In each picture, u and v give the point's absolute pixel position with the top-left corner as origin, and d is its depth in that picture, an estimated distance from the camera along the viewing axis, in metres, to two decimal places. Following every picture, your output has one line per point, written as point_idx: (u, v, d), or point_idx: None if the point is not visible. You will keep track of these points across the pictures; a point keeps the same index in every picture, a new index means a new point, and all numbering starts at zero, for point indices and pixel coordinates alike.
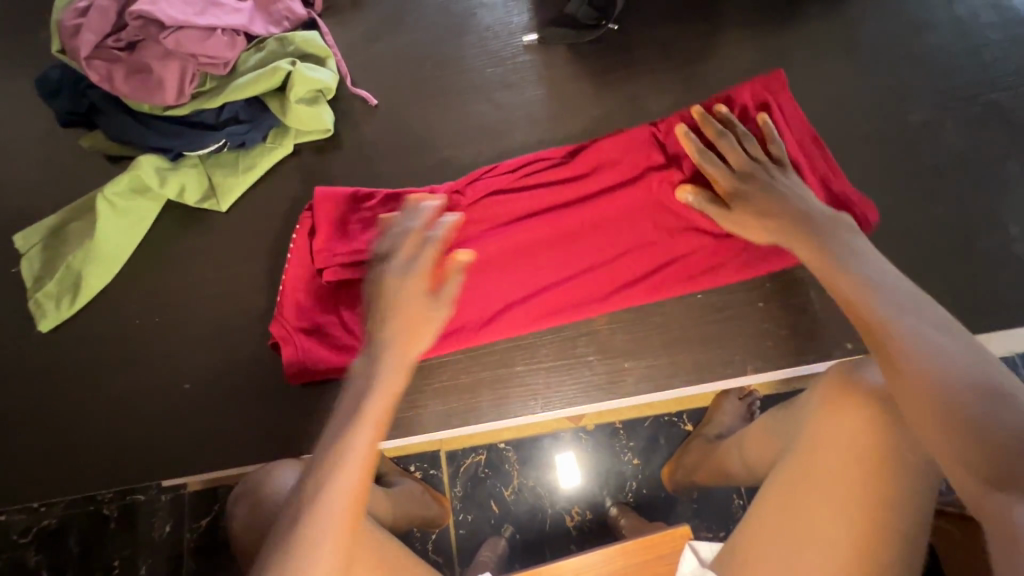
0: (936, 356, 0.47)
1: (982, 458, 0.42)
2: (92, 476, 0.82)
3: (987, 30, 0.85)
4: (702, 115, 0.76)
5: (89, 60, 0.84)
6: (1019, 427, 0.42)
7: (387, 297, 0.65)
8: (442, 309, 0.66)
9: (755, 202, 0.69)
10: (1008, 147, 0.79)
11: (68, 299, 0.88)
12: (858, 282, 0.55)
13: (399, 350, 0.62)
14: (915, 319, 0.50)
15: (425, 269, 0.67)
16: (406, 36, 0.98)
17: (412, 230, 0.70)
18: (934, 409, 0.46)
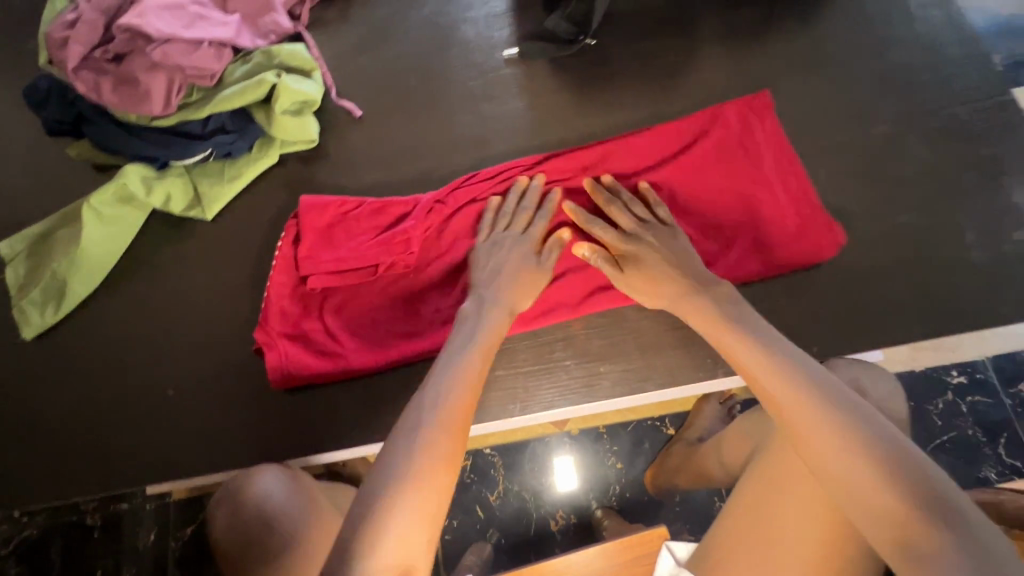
0: (825, 422, 0.55)
1: (905, 518, 0.49)
2: (74, 483, 0.83)
3: (946, 48, 0.89)
4: (591, 184, 0.81)
5: (77, 71, 0.86)
6: (899, 474, 0.50)
7: (512, 262, 0.77)
8: (544, 277, 0.78)
9: (647, 266, 0.74)
10: (967, 159, 0.83)
11: (53, 306, 0.89)
12: (771, 359, 0.61)
13: (477, 347, 0.69)
14: (831, 392, 0.57)
15: (534, 238, 0.79)
16: (391, 49, 1.00)
17: (524, 209, 0.81)
18: (865, 478, 0.52)
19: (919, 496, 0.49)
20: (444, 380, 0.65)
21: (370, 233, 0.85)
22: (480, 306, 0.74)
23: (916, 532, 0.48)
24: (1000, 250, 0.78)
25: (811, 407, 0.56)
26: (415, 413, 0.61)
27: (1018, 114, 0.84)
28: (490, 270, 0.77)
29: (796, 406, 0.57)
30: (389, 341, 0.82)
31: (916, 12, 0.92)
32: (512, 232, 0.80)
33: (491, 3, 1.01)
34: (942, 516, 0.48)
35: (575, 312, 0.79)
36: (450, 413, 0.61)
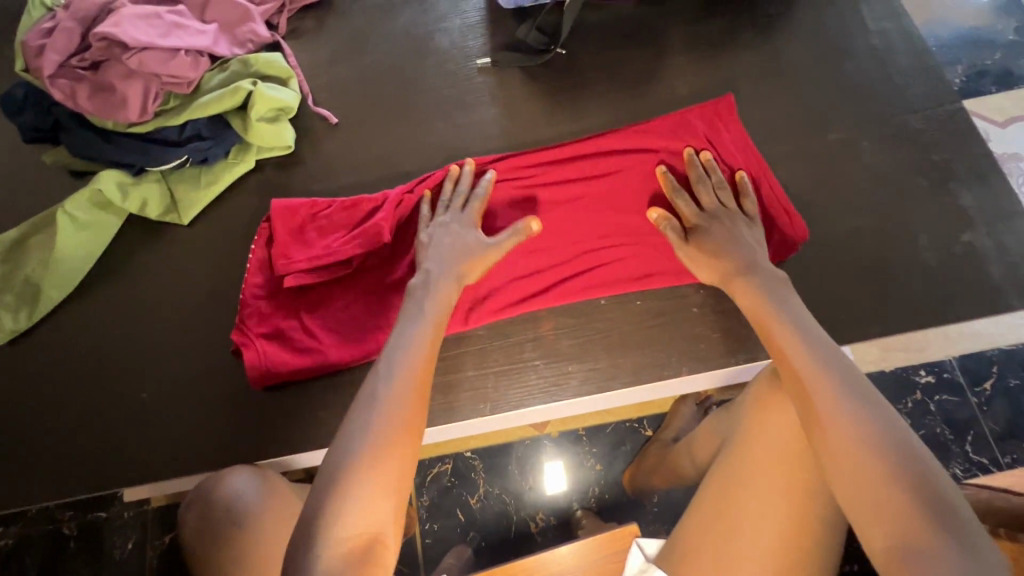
0: (853, 415, 0.55)
1: (902, 517, 0.49)
2: (44, 487, 0.83)
3: (898, 58, 0.93)
4: (688, 157, 0.83)
5: (53, 79, 0.87)
6: (909, 478, 0.51)
7: (457, 239, 0.79)
8: (499, 252, 0.79)
9: (707, 242, 0.76)
10: (919, 163, 0.86)
11: (26, 311, 0.89)
12: (808, 349, 0.62)
13: (430, 321, 0.71)
14: (851, 389, 0.57)
15: (473, 215, 0.81)
16: (368, 57, 1.03)
17: (461, 194, 0.84)
18: (866, 475, 0.52)
19: (920, 496, 0.50)
20: (398, 357, 0.65)
21: (343, 232, 0.86)
22: (431, 281, 0.75)
23: (911, 531, 0.48)
24: (950, 252, 0.81)
25: (829, 399, 0.57)
26: (370, 391, 0.62)
27: (967, 123, 0.88)
28: (431, 249, 0.79)
29: (824, 397, 0.57)
30: (365, 332, 0.83)
31: (871, 25, 0.96)
32: (453, 214, 0.82)
33: (466, 13, 1.04)
34: (941, 519, 0.48)
35: (550, 303, 0.82)
36: (405, 387, 0.62)
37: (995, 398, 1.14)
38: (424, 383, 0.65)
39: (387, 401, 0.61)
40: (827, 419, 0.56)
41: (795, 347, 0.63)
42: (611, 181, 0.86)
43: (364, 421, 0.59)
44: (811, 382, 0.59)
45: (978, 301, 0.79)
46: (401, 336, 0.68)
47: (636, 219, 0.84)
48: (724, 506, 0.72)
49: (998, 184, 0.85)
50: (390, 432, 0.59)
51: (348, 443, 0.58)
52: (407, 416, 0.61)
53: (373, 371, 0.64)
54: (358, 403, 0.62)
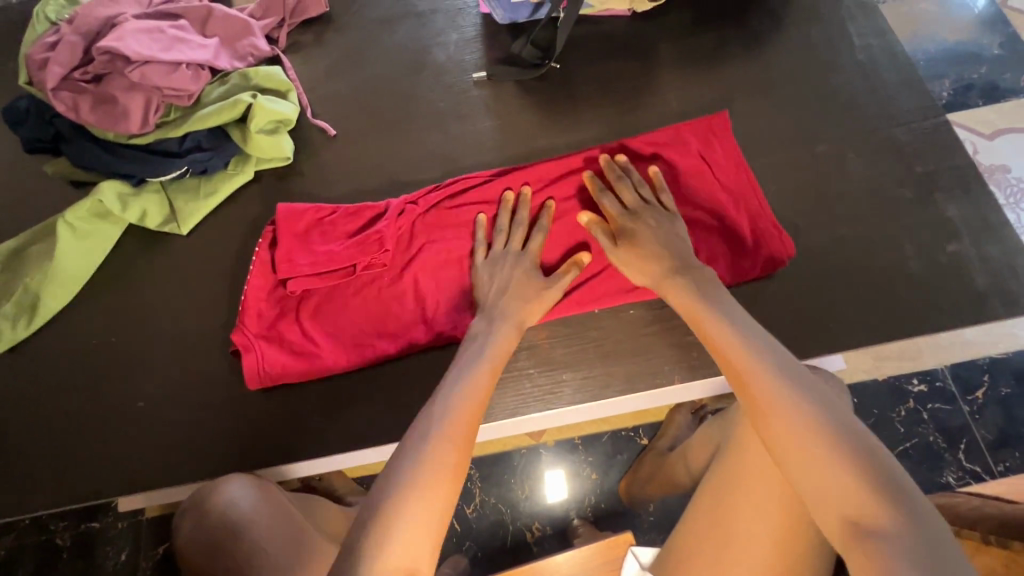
0: (794, 402, 0.56)
1: (853, 495, 0.50)
2: (39, 497, 0.83)
3: (884, 73, 0.96)
4: (607, 162, 0.85)
5: (55, 91, 0.88)
6: (853, 457, 0.52)
7: (520, 276, 0.80)
8: (552, 295, 0.80)
9: (639, 243, 0.78)
10: (905, 175, 0.88)
11: (23, 320, 0.89)
12: (742, 342, 0.63)
13: (488, 362, 0.71)
14: (785, 374, 0.59)
15: (533, 253, 0.82)
16: (366, 70, 1.05)
17: (519, 225, 0.84)
18: (813, 458, 0.53)
19: (865, 471, 0.51)
20: (453, 395, 0.66)
21: (345, 238, 0.87)
22: (492, 323, 0.76)
23: (865, 506, 0.49)
24: (936, 261, 0.83)
25: (768, 389, 0.58)
26: (426, 425, 0.63)
27: (950, 135, 0.90)
28: (496, 286, 0.79)
29: (765, 386, 0.58)
30: (363, 338, 0.84)
31: (856, 40, 0.99)
32: (513, 251, 0.82)
33: (462, 28, 1.06)
34: (892, 497, 0.49)
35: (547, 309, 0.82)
36: (457, 424, 0.63)
37: (987, 406, 1.16)
38: (474, 419, 0.65)
39: (437, 436, 0.61)
40: (772, 411, 0.57)
41: (730, 342, 0.64)
42: (609, 191, 0.87)
43: (412, 455, 0.59)
44: (750, 375, 0.60)
45: (964, 309, 0.80)
46: (458, 376, 0.69)
47: None
48: (719, 512, 0.73)
49: (981, 194, 0.87)
50: (439, 467, 0.59)
51: (398, 475, 0.58)
52: (456, 454, 0.61)
53: (430, 408, 0.65)
54: (412, 435, 0.62)
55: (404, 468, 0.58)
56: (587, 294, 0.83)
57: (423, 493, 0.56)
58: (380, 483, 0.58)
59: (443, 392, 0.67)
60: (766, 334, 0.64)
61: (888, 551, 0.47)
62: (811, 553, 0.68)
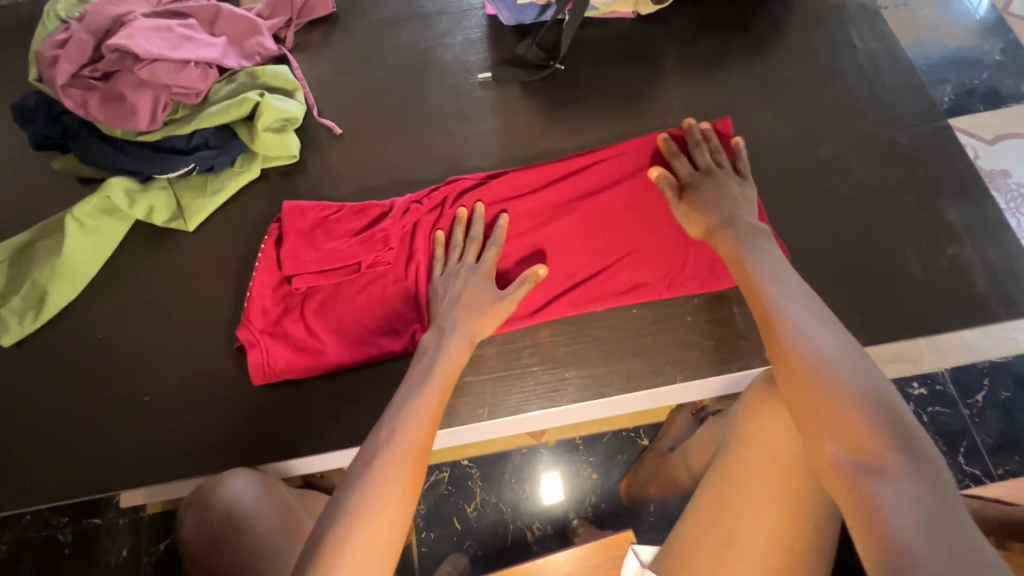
0: (815, 340, 0.56)
1: (857, 433, 0.49)
2: (44, 490, 0.83)
3: (885, 77, 0.97)
4: (688, 125, 0.87)
5: (65, 88, 0.89)
6: (868, 394, 0.51)
7: (472, 292, 0.79)
8: (509, 305, 0.79)
9: (700, 197, 0.79)
10: (906, 178, 0.89)
11: (30, 315, 0.90)
12: (776, 287, 0.64)
13: (436, 380, 0.71)
14: (809, 318, 0.59)
15: (488, 266, 0.81)
16: (372, 70, 1.06)
17: (474, 240, 0.84)
18: (818, 395, 0.53)
19: (871, 409, 0.50)
20: (400, 417, 0.66)
21: (349, 236, 0.88)
22: (441, 340, 0.75)
23: (865, 444, 0.48)
24: (936, 263, 0.84)
25: (785, 330, 0.58)
26: (368, 455, 0.62)
27: (951, 139, 0.91)
28: (447, 304, 0.79)
29: (784, 328, 0.59)
30: (366, 335, 0.85)
31: (858, 44, 1.00)
32: (467, 262, 0.82)
33: (468, 30, 1.07)
34: (898, 438, 0.48)
35: (548, 310, 0.83)
36: (402, 447, 0.62)
37: (987, 410, 1.16)
38: (424, 439, 0.65)
39: (381, 461, 0.61)
40: (789, 344, 0.57)
41: (763, 288, 0.65)
42: (612, 192, 0.88)
43: (354, 487, 0.59)
44: (776, 313, 0.60)
45: (964, 312, 0.81)
46: (404, 398, 0.69)
47: (634, 228, 0.86)
48: (720, 512, 0.74)
49: (981, 197, 0.87)
50: (381, 493, 0.58)
51: (338, 509, 0.58)
52: (402, 476, 0.60)
53: (374, 436, 0.65)
54: (354, 467, 0.62)
55: (346, 500, 0.58)
56: (590, 293, 0.84)
57: (366, 521, 0.56)
58: (323, 519, 0.58)
59: (388, 416, 0.67)
60: (802, 283, 0.65)
61: (878, 489, 0.45)
62: (807, 549, 0.69)
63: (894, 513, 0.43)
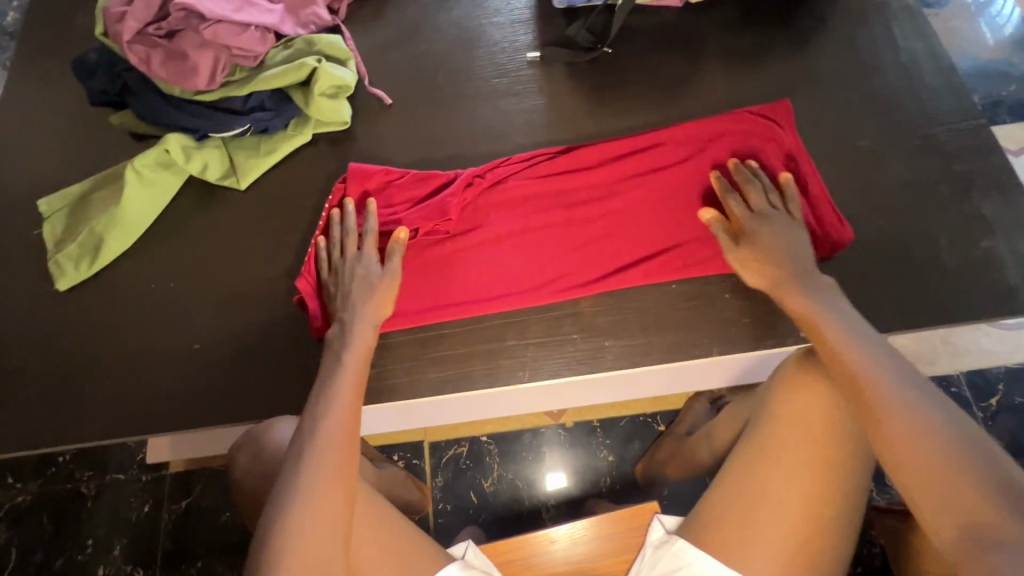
0: (915, 409, 0.60)
1: (973, 506, 0.54)
2: (92, 429, 0.86)
3: (926, 75, 0.99)
4: (735, 164, 0.86)
5: (130, 44, 0.92)
6: (979, 465, 0.55)
7: (361, 284, 0.81)
8: (395, 284, 0.82)
9: (761, 248, 0.79)
10: (943, 173, 0.91)
11: (86, 261, 0.93)
12: (857, 347, 0.66)
13: (352, 370, 0.74)
14: (908, 385, 0.62)
15: (369, 253, 0.84)
16: (422, 45, 1.08)
17: (350, 233, 0.85)
18: (934, 475, 0.57)
19: (986, 481, 0.54)
20: (319, 419, 0.69)
21: (410, 203, 0.91)
22: (347, 333, 0.77)
23: (986, 518, 0.53)
24: (970, 255, 0.86)
25: (887, 404, 0.61)
26: (294, 459, 0.66)
27: (989, 138, 0.93)
28: (341, 300, 0.81)
29: (887, 403, 0.61)
30: (424, 299, 0.87)
31: (900, 42, 1.02)
32: (351, 253, 0.84)
33: (516, 10, 1.09)
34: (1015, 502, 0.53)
35: (601, 286, 0.86)
36: (331, 444, 0.67)
37: (1001, 413, 1.19)
38: (352, 429, 0.70)
39: (312, 461, 0.66)
40: (891, 415, 0.60)
41: (851, 348, 0.66)
42: (667, 174, 0.91)
43: (290, 492, 0.64)
44: (869, 380, 0.63)
45: (994, 303, 0.83)
46: (321, 395, 0.71)
47: (688, 212, 0.88)
48: (749, 481, 0.76)
49: (1018, 195, 0.89)
50: (321, 487, 0.64)
51: (283, 510, 0.63)
52: (337, 468, 0.66)
53: (297, 440, 0.68)
54: (286, 469, 0.66)
55: (284, 500, 0.64)
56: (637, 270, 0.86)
57: (310, 515, 0.63)
58: (265, 521, 0.63)
59: (308, 417, 0.70)
60: (883, 340, 0.67)
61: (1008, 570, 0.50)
62: (832, 522, 0.72)
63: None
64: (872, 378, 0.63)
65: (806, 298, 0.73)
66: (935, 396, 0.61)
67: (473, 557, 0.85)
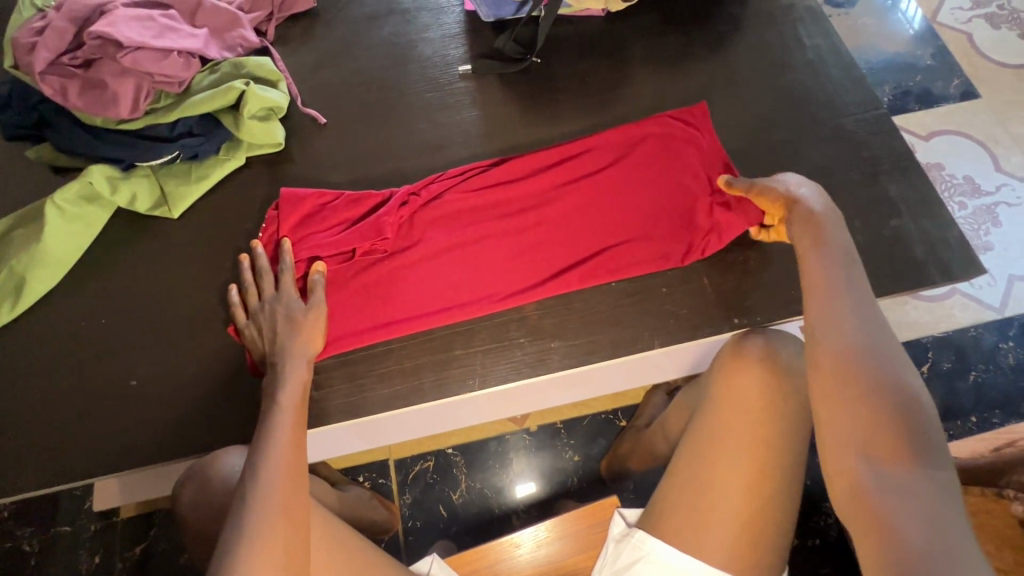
0: (869, 362, 0.62)
1: (886, 456, 0.58)
2: (22, 480, 0.81)
3: (832, 71, 1.06)
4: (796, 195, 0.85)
5: (43, 75, 0.88)
6: (906, 425, 0.58)
7: (284, 322, 0.81)
8: (322, 318, 0.82)
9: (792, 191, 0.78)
10: (852, 160, 0.98)
11: (7, 303, 0.88)
12: (839, 294, 0.67)
13: (289, 409, 0.73)
14: (873, 342, 0.63)
15: (287, 290, 0.83)
16: (355, 62, 1.09)
17: (265, 274, 0.85)
18: (857, 419, 0.60)
19: (910, 437, 0.58)
20: (260, 461, 0.67)
21: (346, 223, 0.91)
22: (280, 373, 0.76)
23: (893, 468, 0.57)
24: (881, 234, 0.93)
25: (846, 348, 0.63)
26: (241, 506, 0.65)
27: (891, 125, 1.01)
28: (270, 344, 0.80)
29: (854, 359, 0.62)
30: (365, 318, 0.87)
31: (807, 41, 1.09)
32: (269, 295, 0.84)
33: (446, 25, 1.11)
34: (926, 465, 0.57)
35: (542, 292, 0.88)
36: (275, 485, 0.66)
37: (931, 380, 1.28)
38: (296, 466, 0.69)
39: (259, 503, 0.65)
40: (844, 358, 0.63)
41: (832, 291, 0.67)
42: (595, 178, 0.95)
43: (239, 539, 0.63)
44: (835, 324, 0.65)
45: (906, 277, 0.90)
46: (261, 438, 0.70)
47: (618, 215, 0.92)
48: (697, 470, 0.79)
49: (919, 176, 0.97)
50: (269, 528, 0.63)
51: (227, 555, 0.62)
52: (283, 506, 0.65)
53: (240, 488, 0.66)
54: (232, 518, 0.65)
55: (231, 548, 0.62)
56: (576, 273, 0.89)
57: (258, 558, 0.62)
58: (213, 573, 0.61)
59: (250, 463, 0.68)
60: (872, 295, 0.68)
61: (895, 509, 0.55)
62: (776, 500, 0.75)
63: (906, 530, 0.53)
64: (850, 332, 0.64)
65: (813, 235, 0.73)
66: (897, 360, 0.63)
67: (438, 570, 0.86)
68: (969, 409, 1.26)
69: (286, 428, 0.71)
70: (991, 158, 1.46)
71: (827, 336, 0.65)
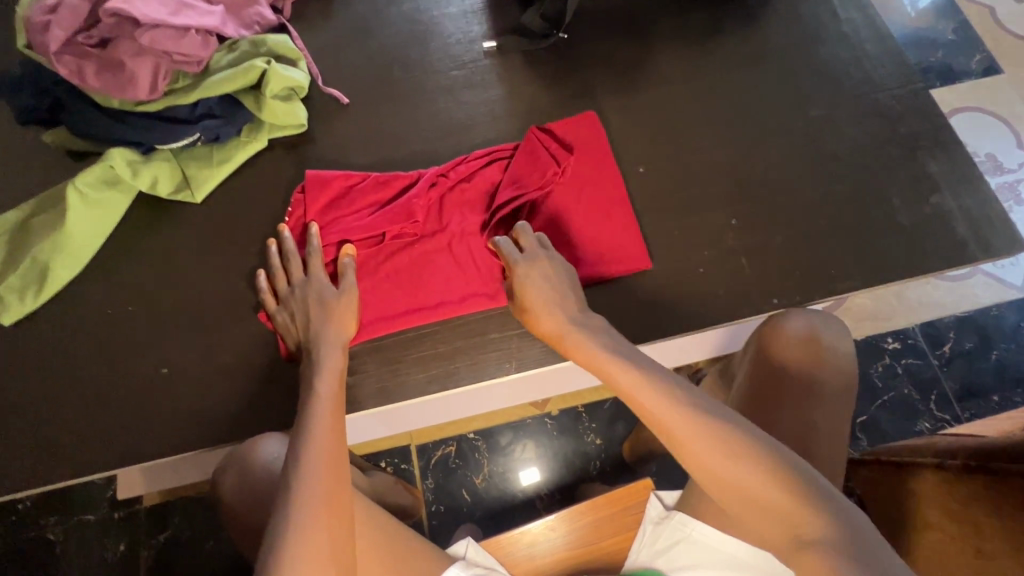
0: (713, 436, 0.59)
1: (791, 520, 0.56)
2: (54, 470, 0.80)
3: (866, 43, 1.03)
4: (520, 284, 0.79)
5: (58, 55, 0.85)
6: (786, 478, 0.57)
7: (317, 308, 0.79)
8: (354, 302, 0.81)
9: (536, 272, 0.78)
10: (888, 136, 0.96)
11: (32, 292, 0.87)
12: (648, 378, 0.65)
13: (327, 397, 0.72)
14: (702, 412, 0.61)
15: (317, 275, 0.82)
16: (375, 40, 1.06)
17: (292, 258, 0.84)
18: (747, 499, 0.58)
19: (796, 488, 0.56)
20: (300, 451, 0.66)
21: (374, 206, 0.89)
22: (317, 361, 0.75)
23: (805, 527, 0.55)
24: (921, 212, 0.91)
25: (689, 437, 0.60)
26: (284, 494, 0.64)
27: (927, 100, 0.98)
28: (304, 330, 0.79)
29: (712, 443, 0.59)
30: (397, 303, 0.85)
31: (841, 14, 1.06)
32: (298, 280, 0.82)
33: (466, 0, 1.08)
34: (822, 507, 0.55)
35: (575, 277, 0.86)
36: (319, 475, 0.65)
37: (954, 360, 1.27)
38: (338, 454, 0.68)
39: (302, 494, 0.64)
40: (693, 448, 0.60)
41: (639, 382, 0.65)
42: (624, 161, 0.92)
43: (284, 530, 0.62)
44: (664, 417, 0.62)
45: (946, 255, 0.88)
46: (301, 426, 0.69)
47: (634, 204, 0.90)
48: None
49: (957, 152, 0.95)
50: (314, 517, 0.62)
51: (273, 547, 0.61)
52: (326, 494, 0.64)
53: (283, 479, 0.65)
54: (276, 507, 0.64)
55: (278, 537, 0.61)
56: (609, 257, 0.87)
57: (304, 548, 0.61)
58: (261, 563, 0.61)
59: (290, 453, 0.67)
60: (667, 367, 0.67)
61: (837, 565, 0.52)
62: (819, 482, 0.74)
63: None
64: (693, 412, 0.61)
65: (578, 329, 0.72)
66: (728, 410, 0.62)
67: (475, 554, 0.83)
68: (991, 388, 1.25)
69: (325, 417, 0.70)
70: (1013, 135, 1.44)
71: (675, 436, 0.61)
